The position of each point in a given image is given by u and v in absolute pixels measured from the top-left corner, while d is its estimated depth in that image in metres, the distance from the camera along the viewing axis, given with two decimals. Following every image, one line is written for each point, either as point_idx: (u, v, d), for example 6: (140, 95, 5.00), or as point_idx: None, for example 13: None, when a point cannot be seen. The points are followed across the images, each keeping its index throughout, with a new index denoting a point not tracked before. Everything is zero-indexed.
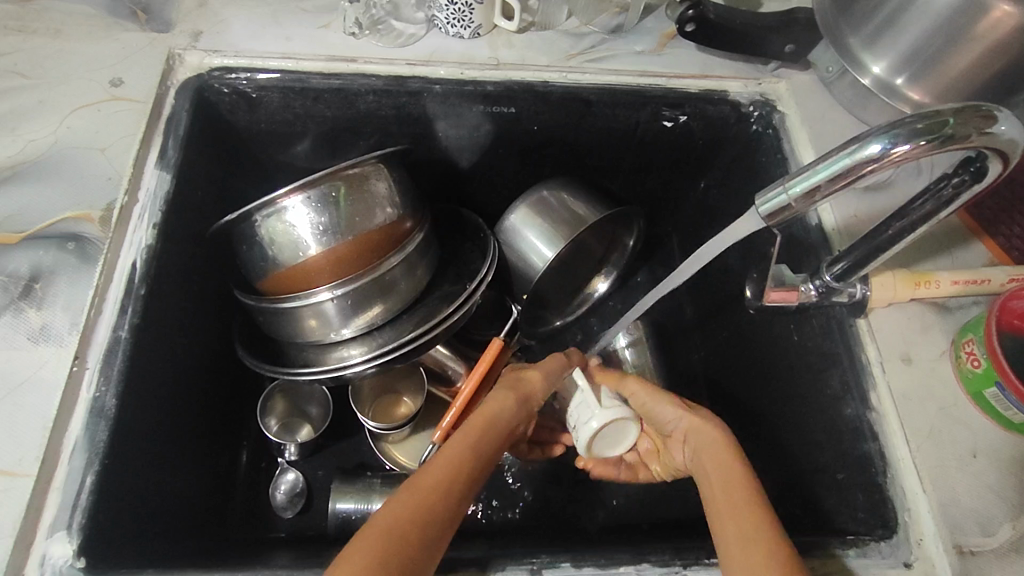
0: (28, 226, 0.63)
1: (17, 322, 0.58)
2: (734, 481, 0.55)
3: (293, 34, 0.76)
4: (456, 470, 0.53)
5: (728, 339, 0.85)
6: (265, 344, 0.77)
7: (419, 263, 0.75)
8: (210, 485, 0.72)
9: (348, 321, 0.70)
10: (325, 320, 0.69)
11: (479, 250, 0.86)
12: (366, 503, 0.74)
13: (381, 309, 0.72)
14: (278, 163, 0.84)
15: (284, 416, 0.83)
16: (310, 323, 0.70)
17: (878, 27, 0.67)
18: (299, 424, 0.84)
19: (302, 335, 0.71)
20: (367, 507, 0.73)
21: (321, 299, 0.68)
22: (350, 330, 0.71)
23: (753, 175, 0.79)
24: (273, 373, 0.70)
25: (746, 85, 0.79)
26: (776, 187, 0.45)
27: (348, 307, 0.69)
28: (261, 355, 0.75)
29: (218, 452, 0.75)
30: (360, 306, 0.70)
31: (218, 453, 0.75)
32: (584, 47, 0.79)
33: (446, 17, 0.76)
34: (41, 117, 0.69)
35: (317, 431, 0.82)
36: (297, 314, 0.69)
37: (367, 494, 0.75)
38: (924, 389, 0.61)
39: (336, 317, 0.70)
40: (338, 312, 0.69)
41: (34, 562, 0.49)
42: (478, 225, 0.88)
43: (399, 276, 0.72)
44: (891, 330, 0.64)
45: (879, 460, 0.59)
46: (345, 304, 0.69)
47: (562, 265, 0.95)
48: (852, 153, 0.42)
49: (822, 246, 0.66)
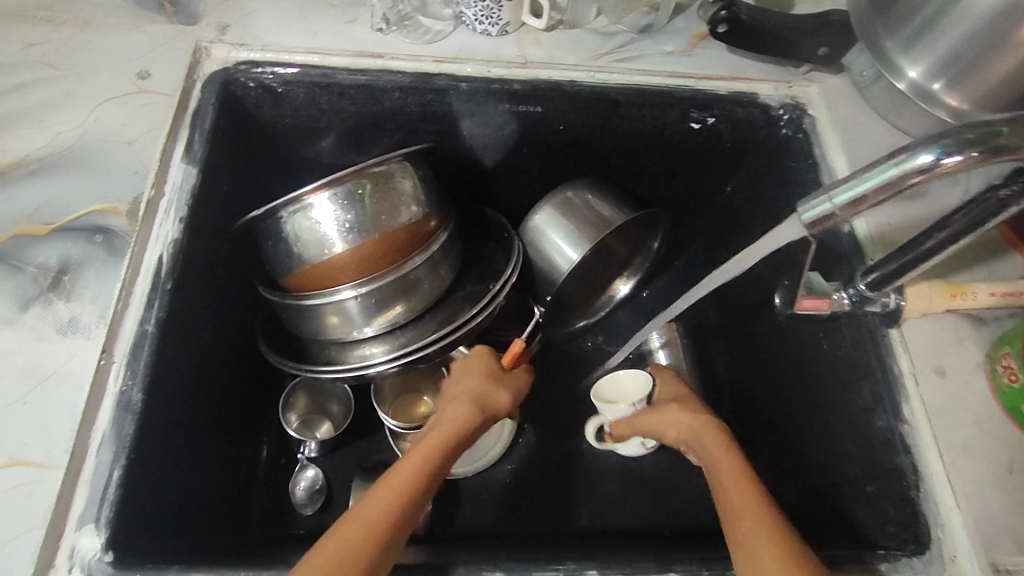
0: (55, 218, 0.63)
1: (45, 314, 0.58)
2: (744, 488, 0.55)
3: (319, 28, 0.75)
4: (399, 487, 0.53)
5: (753, 346, 0.84)
6: (288, 341, 0.76)
7: (442, 262, 0.74)
8: (231, 480, 0.72)
9: (371, 320, 0.70)
10: (348, 318, 0.69)
11: (502, 250, 0.85)
12: None
13: (405, 309, 0.72)
14: (302, 159, 0.83)
15: (305, 410, 0.83)
16: (332, 321, 0.69)
17: (916, 31, 0.65)
18: (319, 419, 0.83)
19: (326, 333, 0.71)
20: None
21: (345, 297, 0.67)
22: (372, 329, 0.71)
23: (782, 179, 0.78)
24: (296, 370, 0.69)
25: (777, 88, 0.78)
26: (819, 195, 0.45)
27: (371, 306, 0.69)
28: (284, 352, 0.74)
29: (239, 447, 0.75)
30: (384, 304, 0.70)
31: (239, 448, 0.75)
32: (613, 46, 0.78)
33: (474, 14, 0.75)
34: (69, 109, 0.68)
35: (336, 429, 0.82)
36: (320, 312, 0.68)
37: None
38: (958, 403, 0.60)
39: (359, 316, 0.69)
40: (361, 310, 0.69)
41: (63, 555, 0.50)
42: (502, 225, 0.87)
43: (423, 275, 0.72)
44: (924, 341, 0.62)
45: (911, 473, 0.58)
46: (369, 303, 0.68)
47: (585, 268, 0.94)
48: (900, 163, 0.41)
49: (855, 255, 0.65)
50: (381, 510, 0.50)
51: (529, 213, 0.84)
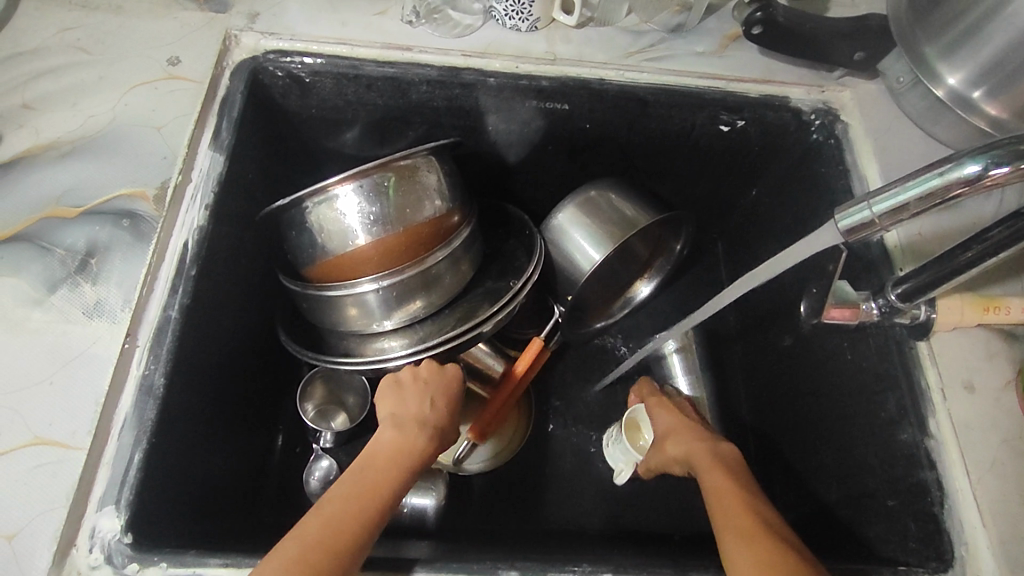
0: (84, 202, 0.64)
1: (71, 296, 0.58)
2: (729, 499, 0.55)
3: (349, 19, 0.75)
4: (355, 509, 0.52)
5: (774, 353, 0.82)
6: (306, 332, 0.77)
7: (463, 257, 0.74)
8: (246, 467, 0.72)
9: (390, 313, 0.69)
10: (368, 311, 0.69)
11: (524, 249, 0.85)
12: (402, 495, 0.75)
13: (424, 303, 0.71)
14: (326, 150, 0.83)
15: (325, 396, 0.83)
16: (351, 313, 0.69)
17: (957, 37, 0.64)
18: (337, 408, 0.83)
19: (345, 324, 0.71)
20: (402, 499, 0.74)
21: (365, 290, 0.67)
22: (391, 322, 0.70)
23: (809, 185, 0.77)
24: (315, 360, 0.69)
25: (809, 92, 0.76)
26: (859, 202, 0.44)
27: (391, 299, 0.68)
28: (303, 343, 0.75)
29: (255, 434, 0.75)
30: (405, 298, 0.69)
31: (255, 435, 0.76)
32: (643, 45, 0.77)
33: (504, 9, 0.74)
34: (101, 93, 0.69)
35: (352, 420, 0.81)
36: (341, 303, 0.68)
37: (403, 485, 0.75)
38: (987, 420, 0.59)
39: (379, 309, 0.69)
40: (380, 303, 0.68)
41: (83, 535, 0.50)
42: (523, 222, 0.87)
43: (443, 270, 0.71)
44: (953, 356, 0.61)
45: (936, 489, 0.57)
46: (390, 296, 0.68)
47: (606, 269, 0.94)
48: (944, 173, 0.40)
49: (884, 264, 0.63)
50: (336, 531, 0.50)
51: (552, 212, 0.83)
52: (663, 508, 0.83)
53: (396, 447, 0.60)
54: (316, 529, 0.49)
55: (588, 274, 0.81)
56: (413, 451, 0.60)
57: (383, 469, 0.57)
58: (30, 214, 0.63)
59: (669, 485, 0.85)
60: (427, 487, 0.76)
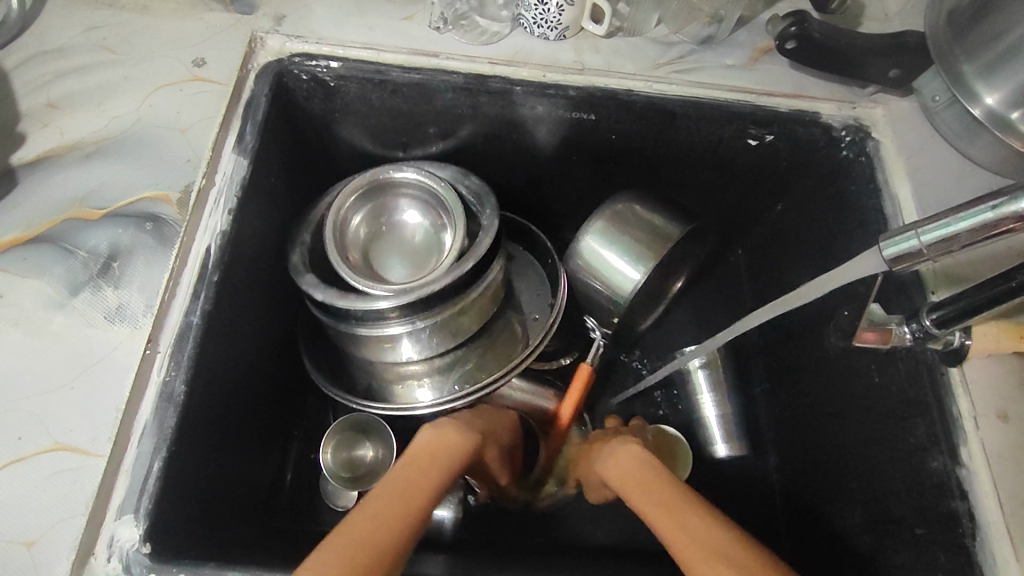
0: (107, 204, 0.63)
1: (93, 300, 0.58)
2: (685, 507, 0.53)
3: (376, 24, 0.74)
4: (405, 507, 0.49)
5: (798, 370, 0.81)
6: (330, 356, 0.79)
7: (488, 295, 0.74)
8: (262, 478, 0.72)
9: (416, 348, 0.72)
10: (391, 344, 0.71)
11: (546, 275, 0.87)
12: None
13: (449, 338, 0.73)
14: (348, 155, 0.83)
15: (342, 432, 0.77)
16: (379, 348, 0.72)
17: (998, 57, 0.62)
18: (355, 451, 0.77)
19: (373, 355, 0.73)
20: None
21: (396, 330, 0.69)
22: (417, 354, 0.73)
23: (838, 203, 0.75)
24: (343, 399, 0.73)
25: (839, 108, 0.75)
26: (905, 230, 0.42)
27: (417, 338, 0.71)
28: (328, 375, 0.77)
29: (273, 446, 0.75)
30: (433, 336, 0.72)
31: (273, 447, 0.75)
32: (672, 56, 0.76)
33: (533, 16, 0.73)
34: (126, 93, 0.68)
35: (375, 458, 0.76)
36: (370, 338, 0.70)
37: None
38: (1021, 451, 0.57)
39: (405, 346, 0.71)
40: (406, 342, 0.71)
41: (102, 543, 0.49)
42: (545, 247, 0.87)
43: (468, 308, 0.72)
44: (987, 384, 0.60)
45: (968, 521, 0.56)
46: (419, 334, 0.70)
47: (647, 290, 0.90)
48: (999, 205, 0.39)
49: (916, 288, 0.62)
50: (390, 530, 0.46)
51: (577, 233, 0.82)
52: None
53: (444, 452, 0.57)
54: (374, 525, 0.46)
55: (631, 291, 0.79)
56: (458, 459, 0.57)
57: (431, 471, 0.54)
58: (54, 215, 0.62)
59: None
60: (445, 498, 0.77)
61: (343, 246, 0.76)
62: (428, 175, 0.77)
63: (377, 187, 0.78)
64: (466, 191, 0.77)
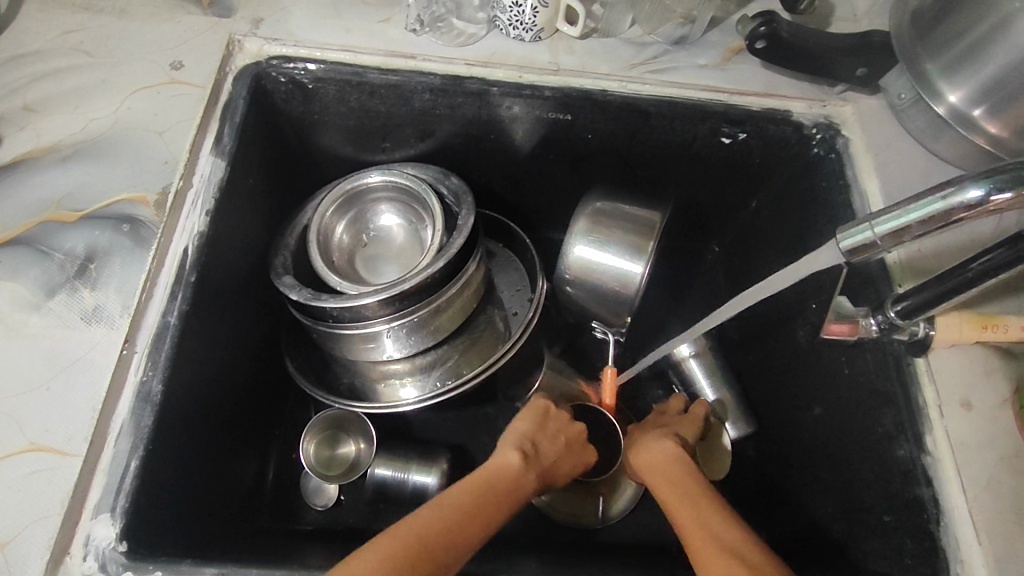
0: (84, 206, 0.63)
1: (70, 301, 0.58)
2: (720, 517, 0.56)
3: (353, 26, 0.75)
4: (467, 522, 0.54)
5: (773, 363, 0.82)
6: (310, 357, 0.80)
7: (468, 291, 0.76)
8: (241, 485, 0.72)
9: (400, 346, 0.73)
10: (375, 343, 0.72)
11: (525, 272, 0.88)
12: (404, 471, 0.77)
13: (430, 334, 0.74)
14: (328, 156, 0.83)
15: (319, 433, 0.77)
16: (362, 348, 0.73)
17: (960, 55, 0.64)
18: (335, 449, 0.78)
19: (354, 356, 0.74)
20: (404, 475, 0.76)
21: (378, 330, 0.70)
22: (400, 350, 0.74)
23: (810, 199, 0.77)
24: (327, 402, 0.74)
25: (810, 106, 0.77)
26: (861, 223, 0.43)
27: (401, 335, 0.72)
28: (309, 376, 0.78)
29: (250, 454, 0.75)
30: (414, 335, 0.73)
31: (250, 455, 0.75)
32: (646, 57, 0.78)
33: (508, 18, 0.74)
34: (103, 96, 0.69)
35: (357, 462, 0.77)
36: (353, 340, 0.71)
37: (405, 462, 0.77)
38: (984, 439, 0.59)
39: (389, 344, 0.72)
40: (391, 340, 0.72)
41: (78, 542, 0.50)
42: (525, 243, 0.89)
43: (450, 303, 0.73)
44: (951, 373, 0.61)
45: (932, 506, 0.57)
46: (400, 333, 0.71)
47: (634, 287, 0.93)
48: (947, 196, 0.40)
49: (882, 280, 0.64)
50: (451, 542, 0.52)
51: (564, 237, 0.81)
52: (660, 517, 0.82)
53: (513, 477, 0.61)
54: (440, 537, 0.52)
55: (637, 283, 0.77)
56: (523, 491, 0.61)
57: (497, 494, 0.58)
58: (30, 217, 0.63)
59: None
60: (429, 466, 0.77)
61: (327, 251, 0.78)
62: (407, 177, 0.78)
63: (356, 197, 0.81)
64: (445, 190, 0.78)
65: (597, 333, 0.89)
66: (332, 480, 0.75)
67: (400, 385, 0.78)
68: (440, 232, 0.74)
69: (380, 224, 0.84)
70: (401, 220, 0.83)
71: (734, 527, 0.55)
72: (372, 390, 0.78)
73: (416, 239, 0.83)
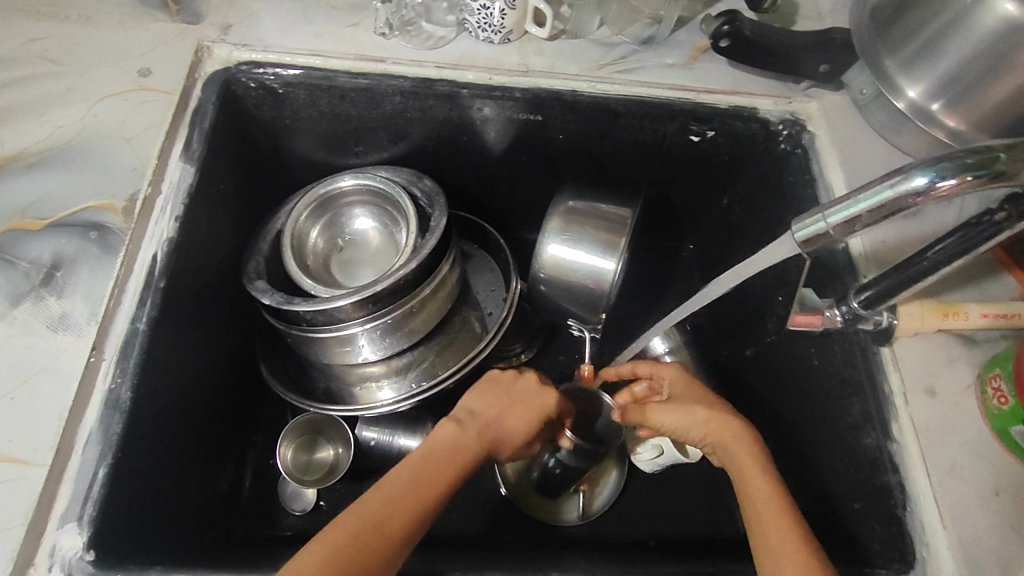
0: (50, 214, 0.63)
1: (36, 309, 0.58)
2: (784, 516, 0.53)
3: (322, 31, 0.75)
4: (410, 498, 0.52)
5: (747, 356, 0.83)
6: (285, 362, 0.80)
7: (443, 292, 0.76)
8: (217, 493, 0.71)
9: (375, 348, 0.73)
10: (350, 346, 0.72)
11: (501, 272, 0.89)
12: (391, 436, 0.78)
13: (404, 336, 0.74)
14: (300, 160, 0.83)
15: (296, 437, 0.77)
16: (337, 351, 0.73)
17: (917, 51, 0.65)
18: (314, 454, 0.78)
19: (329, 359, 0.74)
20: (392, 439, 0.78)
21: (353, 332, 0.70)
22: (375, 353, 0.74)
23: (778, 194, 0.78)
24: (304, 406, 0.74)
25: (777, 103, 0.78)
26: (814, 213, 0.45)
27: (377, 337, 0.72)
28: (285, 381, 0.78)
29: (226, 462, 0.74)
30: (389, 337, 0.73)
31: (226, 463, 0.75)
32: (614, 57, 0.78)
33: (476, 20, 0.75)
34: (69, 103, 0.68)
35: (336, 463, 0.77)
36: (328, 343, 0.71)
37: (392, 427, 0.79)
38: (947, 424, 0.60)
39: (365, 346, 0.72)
40: (367, 342, 0.72)
41: (43, 553, 0.49)
42: (500, 243, 0.89)
43: (425, 304, 0.74)
44: (915, 361, 0.63)
45: (898, 492, 0.58)
46: (375, 335, 0.72)
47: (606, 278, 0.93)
48: (894, 185, 0.41)
49: (848, 272, 0.65)
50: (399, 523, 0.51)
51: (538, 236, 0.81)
52: (638, 512, 0.82)
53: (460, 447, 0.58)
54: (387, 515, 0.51)
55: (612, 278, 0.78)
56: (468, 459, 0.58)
57: (438, 464, 0.56)
58: None
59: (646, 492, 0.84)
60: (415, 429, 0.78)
61: (301, 255, 0.78)
62: (380, 180, 0.79)
63: (329, 200, 0.81)
64: (418, 193, 0.78)
65: (575, 331, 0.90)
66: (307, 483, 0.74)
67: (377, 388, 0.78)
68: (414, 234, 0.74)
69: (354, 228, 0.84)
70: (376, 223, 0.83)
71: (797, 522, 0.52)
72: (348, 393, 0.78)
73: (391, 242, 0.83)
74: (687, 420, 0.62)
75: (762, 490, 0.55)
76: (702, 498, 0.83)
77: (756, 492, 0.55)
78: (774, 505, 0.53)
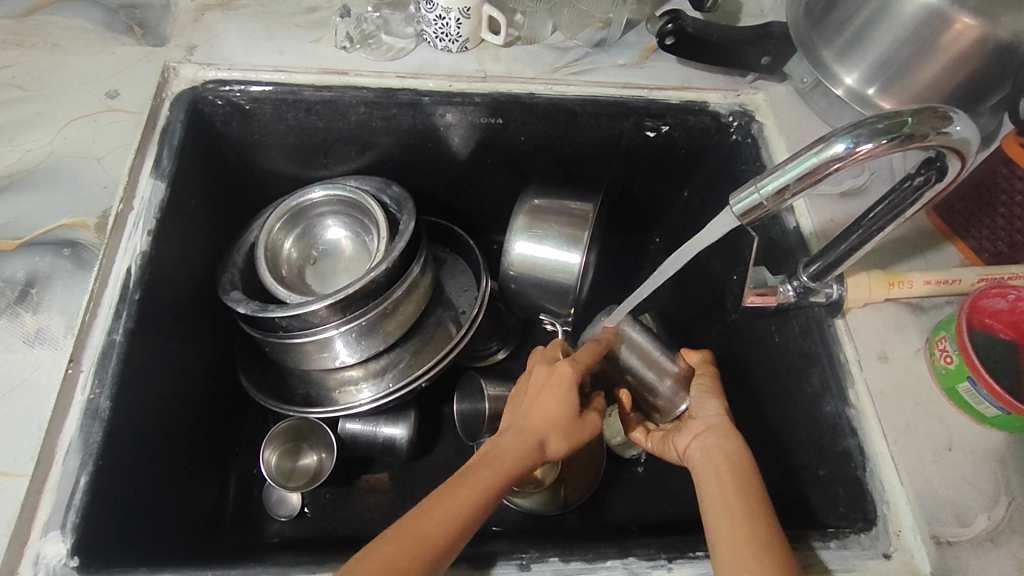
0: (23, 233, 0.64)
1: (12, 326, 0.59)
2: (740, 513, 0.53)
3: (285, 48, 0.78)
4: (455, 507, 0.52)
5: (716, 341, 0.86)
6: (265, 371, 0.82)
7: (416, 290, 0.78)
8: (201, 506, 0.72)
9: (352, 351, 0.74)
10: (329, 350, 0.73)
11: (472, 273, 0.91)
12: (375, 425, 0.80)
13: (380, 336, 0.76)
14: (269, 173, 0.85)
15: (280, 444, 0.79)
16: (316, 355, 0.74)
17: (851, 39, 0.69)
18: (297, 462, 0.80)
19: (307, 364, 0.75)
20: (376, 429, 0.80)
21: (329, 335, 0.71)
22: (353, 355, 0.75)
23: (732, 180, 0.81)
24: (283, 412, 0.75)
25: (725, 97, 0.81)
26: (748, 187, 0.47)
27: (352, 340, 0.73)
28: (265, 390, 0.79)
29: (208, 477, 0.75)
30: (365, 339, 0.74)
31: (208, 477, 0.75)
32: (569, 60, 0.82)
33: (434, 31, 0.78)
34: (39, 127, 0.70)
35: (319, 466, 0.79)
36: (307, 349, 0.73)
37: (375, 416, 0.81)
38: (900, 386, 0.63)
39: (341, 350, 0.74)
40: (345, 345, 0.73)
41: (28, 562, 0.50)
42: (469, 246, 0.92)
43: (400, 300, 0.75)
44: (867, 329, 0.66)
45: (858, 455, 0.61)
46: (351, 338, 0.73)
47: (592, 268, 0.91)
48: (819, 153, 0.44)
49: (800, 248, 0.68)
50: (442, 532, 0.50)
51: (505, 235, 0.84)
52: (620, 499, 0.85)
53: (516, 457, 0.58)
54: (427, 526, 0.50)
55: (578, 272, 0.81)
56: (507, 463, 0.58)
57: (482, 475, 0.56)
58: None
59: (631, 483, 0.86)
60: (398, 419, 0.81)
61: (275, 266, 0.80)
62: (349, 189, 0.81)
63: (302, 212, 0.83)
64: (387, 199, 0.80)
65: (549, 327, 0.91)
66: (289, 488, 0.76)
67: (357, 390, 0.79)
68: (384, 238, 0.76)
69: (328, 239, 0.86)
70: (348, 232, 0.85)
71: (756, 538, 0.51)
72: (329, 398, 0.80)
73: (363, 250, 0.85)
74: (704, 411, 0.64)
75: (721, 517, 0.53)
76: (684, 481, 0.85)
77: (721, 520, 0.53)
78: (740, 529, 0.52)
